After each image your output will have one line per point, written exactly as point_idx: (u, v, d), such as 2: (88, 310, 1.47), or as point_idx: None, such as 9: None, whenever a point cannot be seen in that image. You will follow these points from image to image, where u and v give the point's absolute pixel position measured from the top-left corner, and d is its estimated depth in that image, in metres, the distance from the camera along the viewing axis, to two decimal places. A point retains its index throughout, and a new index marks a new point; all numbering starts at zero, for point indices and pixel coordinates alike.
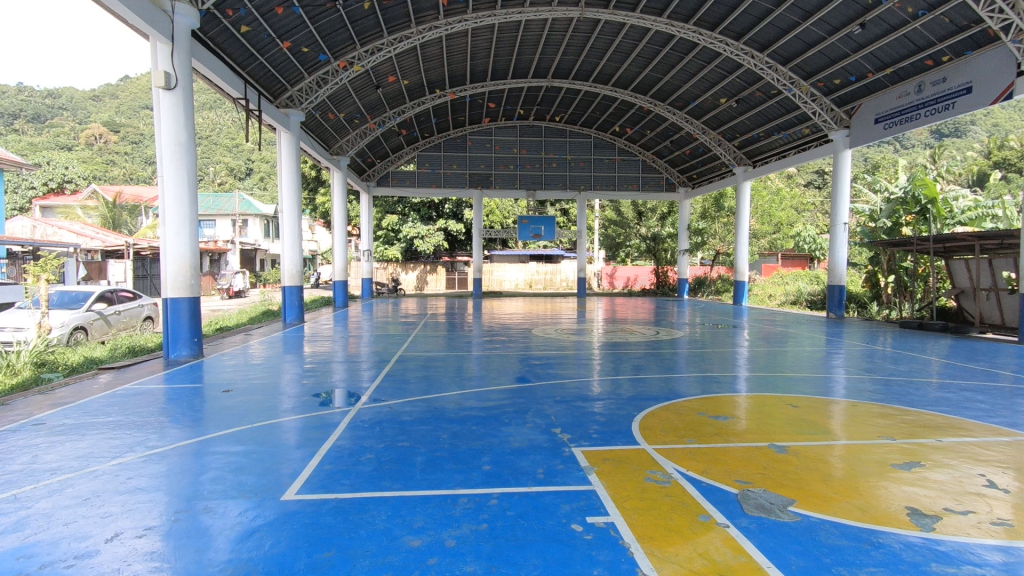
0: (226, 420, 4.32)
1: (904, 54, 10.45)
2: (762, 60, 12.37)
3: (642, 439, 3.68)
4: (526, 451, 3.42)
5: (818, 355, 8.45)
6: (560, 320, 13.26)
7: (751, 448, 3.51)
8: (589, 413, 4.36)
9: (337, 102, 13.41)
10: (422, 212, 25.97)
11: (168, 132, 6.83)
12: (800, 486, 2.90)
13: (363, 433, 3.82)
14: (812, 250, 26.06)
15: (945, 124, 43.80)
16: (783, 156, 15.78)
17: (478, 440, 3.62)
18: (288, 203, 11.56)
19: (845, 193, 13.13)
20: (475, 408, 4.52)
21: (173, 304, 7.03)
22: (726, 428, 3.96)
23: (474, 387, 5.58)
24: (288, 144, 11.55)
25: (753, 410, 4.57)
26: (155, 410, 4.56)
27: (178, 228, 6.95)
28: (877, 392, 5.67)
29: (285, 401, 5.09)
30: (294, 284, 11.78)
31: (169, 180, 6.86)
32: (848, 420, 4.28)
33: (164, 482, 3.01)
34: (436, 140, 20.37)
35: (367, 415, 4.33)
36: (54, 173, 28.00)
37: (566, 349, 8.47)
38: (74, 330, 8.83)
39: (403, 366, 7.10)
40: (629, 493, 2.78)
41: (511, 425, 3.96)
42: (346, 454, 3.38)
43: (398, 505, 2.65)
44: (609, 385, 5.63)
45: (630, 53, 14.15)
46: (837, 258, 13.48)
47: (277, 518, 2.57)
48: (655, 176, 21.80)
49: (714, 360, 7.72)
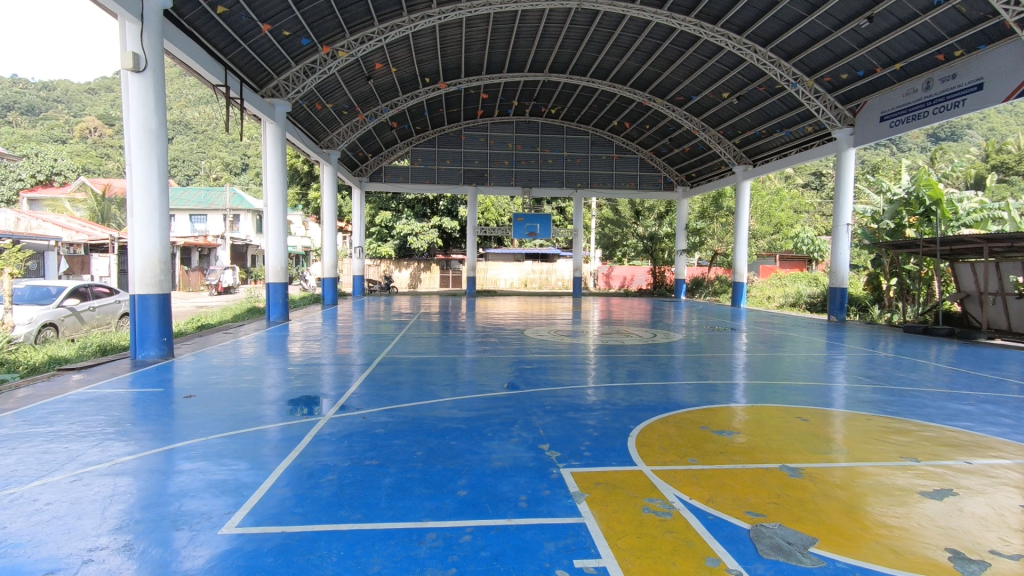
0: (183, 431, 3.91)
1: (913, 49, 10.12)
2: (765, 55, 12.04)
3: (638, 458, 3.29)
4: (509, 472, 3.04)
5: (821, 362, 8.07)
6: (555, 321, 12.90)
7: (761, 470, 3.12)
8: (581, 426, 3.98)
9: (326, 93, 12.97)
10: (416, 209, 25.61)
11: (136, 118, 6.41)
12: (821, 520, 2.52)
13: (330, 448, 3.43)
14: (810, 252, 25.79)
15: (942, 128, 43.57)
16: (784, 155, 15.46)
17: (456, 458, 3.24)
18: (273, 198, 11.17)
19: (848, 194, 12.70)
20: (456, 419, 4.13)
21: (141, 302, 6.62)
22: (730, 445, 3.58)
23: (461, 394, 5.17)
24: (272, 135, 11.09)
25: (758, 423, 4.19)
26: (107, 417, 4.17)
27: (146, 221, 6.53)
28: (888, 402, 5.32)
29: (256, 407, 4.69)
30: (279, 281, 11.32)
31: (138, 169, 6.45)
32: (858, 434, 3.95)
33: (87, 510, 2.60)
34: (431, 135, 19.95)
35: (339, 426, 3.94)
36: (42, 165, 27.54)
37: (559, 352, 8.09)
38: (43, 328, 8.43)
39: (388, 370, 6.69)
40: (625, 528, 2.41)
41: (494, 441, 3.57)
42: (305, 475, 2.98)
43: (354, 542, 2.27)
44: (603, 393, 5.26)
45: (630, 47, 13.77)
46: (839, 260, 13.10)
47: (213, 559, 2.18)
48: (653, 175, 21.45)
49: (712, 365, 7.36)
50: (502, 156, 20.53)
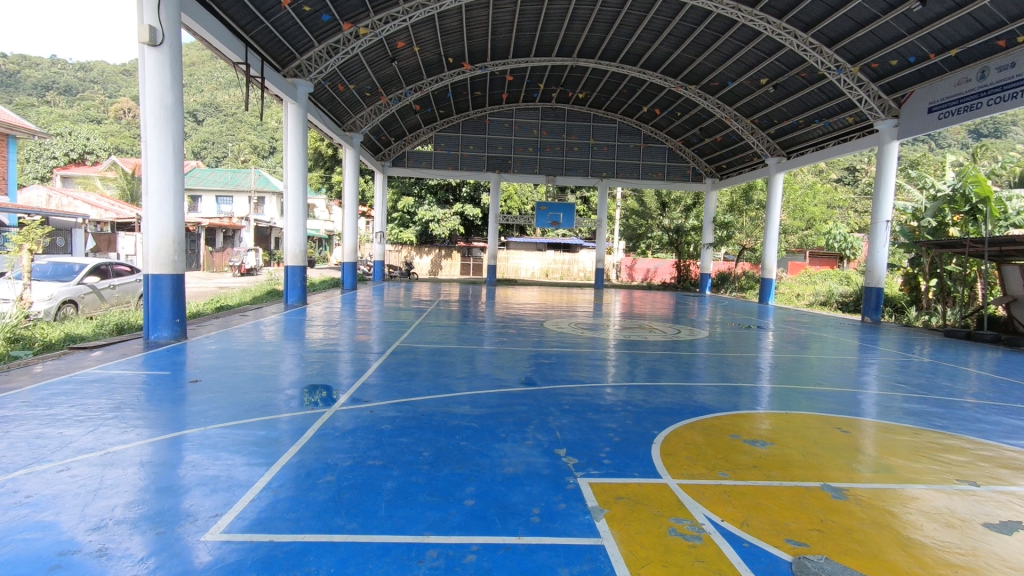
0: (184, 418, 3.75)
1: (968, 36, 9.51)
2: (806, 40, 11.45)
3: (663, 469, 3.02)
4: (521, 480, 2.80)
5: (855, 365, 7.67)
6: (576, 313, 12.62)
7: (800, 489, 2.83)
8: (601, 430, 3.71)
9: (350, 75, 12.77)
10: (439, 195, 25.46)
11: (153, 94, 6.28)
12: (871, 554, 2.22)
13: (332, 445, 3.22)
14: (842, 249, 24.94)
15: (985, 124, 41.69)
16: (821, 147, 14.82)
17: (464, 461, 3.01)
18: (293, 180, 11.04)
19: (889, 189, 12.06)
20: (468, 416, 3.91)
21: (154, 281, 6.52)
22: (764, 458, 3.28)
23: (475, 388, 4.94)
24: (294, 116, 10.96)
25: (791, 433, 3.87)
26: (109, 400, 4.04)
27: (161, 199, 6.42)
28: (931, 413, 4.94)
29: (264, 395, 4.52)
30: (297, 264, 11.18)
31: (153, 146, 6.32)
32: (902, 449, 3.63)
33: (68, 505, 2.42)
34: (455, 121, 19.67)
35: (345, 420, 3.75)
36: (75, 143, 28.02)
37: (579, 346, 7.83)
38: (62, 305, 8.45)
39: (403, 359, 6.51)
40: (648, 554, 2.15)
41: (506, 443, 3.34)
42: (303, 474, 2.77)
43: (347, 558, 2.06)
44: (625, 393, 5.00)
45: (662, 31, 13.29)
46: (875, 259, 12.51)
47: (197, 570, 1.99)
48: (681, 166, 20.87)
49: (740, 366, 7.01)
50: (526, 143, 20.17)
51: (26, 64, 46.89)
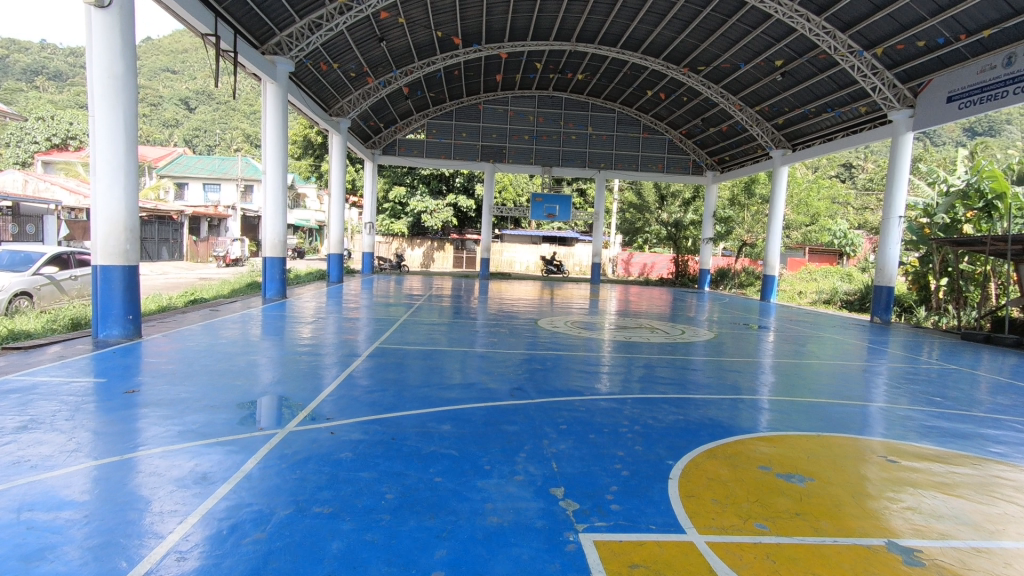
0: (103, 438, 3.13)
1: (996, 19, 8.90)
2: (819, 24, 10.83)
3: (686, 518, 2.42)
4: (507, 536, 2.20)
5: (870, 372, 7.14)
6: (572, 310, 12.02)
7: (862, 552, 2.22)
8: (606, 458, 3.09)
9: (335, 54, 12.06)
10: (431, 185, 24.73)
11: (100, 63, 5.60)
12: None
13: (273, 482, 2.60)
14: (842, 245, 24.51)
15: (980, 122, 41.39)
16: (829, 138, 14.24)
17: (436, 508, 2.39)
18: (272, 165, 10.31)
19: (904, 183, 11.39)
20: (448, 440, 3.29)
21: (104, 273, 5.85)
22: (807, 502, 2.67)
23: (456, 400, 4.33)
24: (273, 95, 10.24)
25: (830, 463, 3.27)
26: (16, 417, 3.40)
27: (111, 179, 5.75)
28: (975, 434, 4.33)
29: (207, 405, 3.87)
30: (277, 255, 10.53)
31: (102, 120, 5.65)
32: (964, 486, 3.03)
33: None
34: (448, 108, 18.99)
35: (297, 445, 3.11)
36: (57, 128, 26.71)
37: (576, 348, 7.23)
38: (15, 297, 7.76)
39: (380, 361, 5.88)
40: None
41: (490, 479, 2.72)
42: (226, 531, 2.14)
43: None
44: (629, 407, 4.39)
45: (666, 14, 12.65)
46: (886, 258, 11.89)
47: None
48: (682, 158, 20.23)
49: (748, 372, 6.41)
50: (522, 131, 19.49)
51: (15, 49, 45.94)
